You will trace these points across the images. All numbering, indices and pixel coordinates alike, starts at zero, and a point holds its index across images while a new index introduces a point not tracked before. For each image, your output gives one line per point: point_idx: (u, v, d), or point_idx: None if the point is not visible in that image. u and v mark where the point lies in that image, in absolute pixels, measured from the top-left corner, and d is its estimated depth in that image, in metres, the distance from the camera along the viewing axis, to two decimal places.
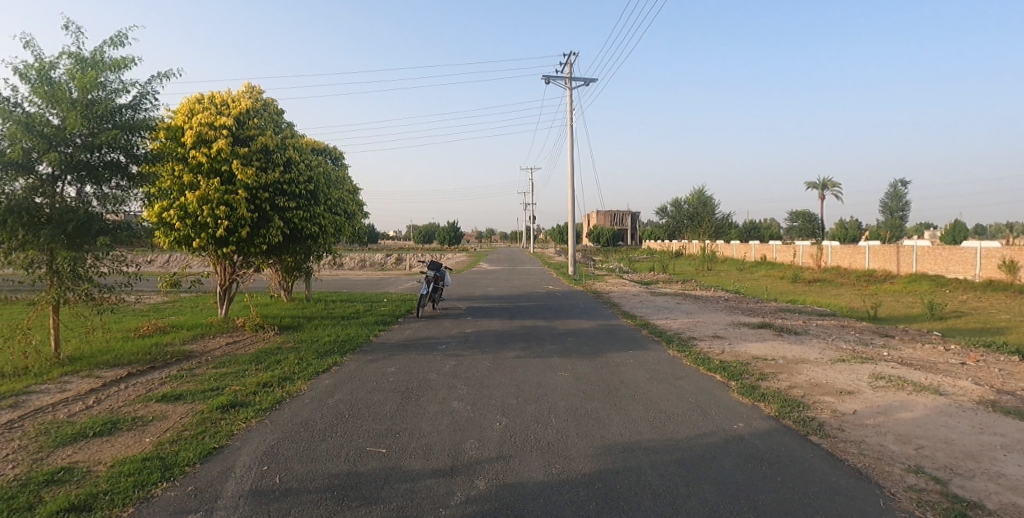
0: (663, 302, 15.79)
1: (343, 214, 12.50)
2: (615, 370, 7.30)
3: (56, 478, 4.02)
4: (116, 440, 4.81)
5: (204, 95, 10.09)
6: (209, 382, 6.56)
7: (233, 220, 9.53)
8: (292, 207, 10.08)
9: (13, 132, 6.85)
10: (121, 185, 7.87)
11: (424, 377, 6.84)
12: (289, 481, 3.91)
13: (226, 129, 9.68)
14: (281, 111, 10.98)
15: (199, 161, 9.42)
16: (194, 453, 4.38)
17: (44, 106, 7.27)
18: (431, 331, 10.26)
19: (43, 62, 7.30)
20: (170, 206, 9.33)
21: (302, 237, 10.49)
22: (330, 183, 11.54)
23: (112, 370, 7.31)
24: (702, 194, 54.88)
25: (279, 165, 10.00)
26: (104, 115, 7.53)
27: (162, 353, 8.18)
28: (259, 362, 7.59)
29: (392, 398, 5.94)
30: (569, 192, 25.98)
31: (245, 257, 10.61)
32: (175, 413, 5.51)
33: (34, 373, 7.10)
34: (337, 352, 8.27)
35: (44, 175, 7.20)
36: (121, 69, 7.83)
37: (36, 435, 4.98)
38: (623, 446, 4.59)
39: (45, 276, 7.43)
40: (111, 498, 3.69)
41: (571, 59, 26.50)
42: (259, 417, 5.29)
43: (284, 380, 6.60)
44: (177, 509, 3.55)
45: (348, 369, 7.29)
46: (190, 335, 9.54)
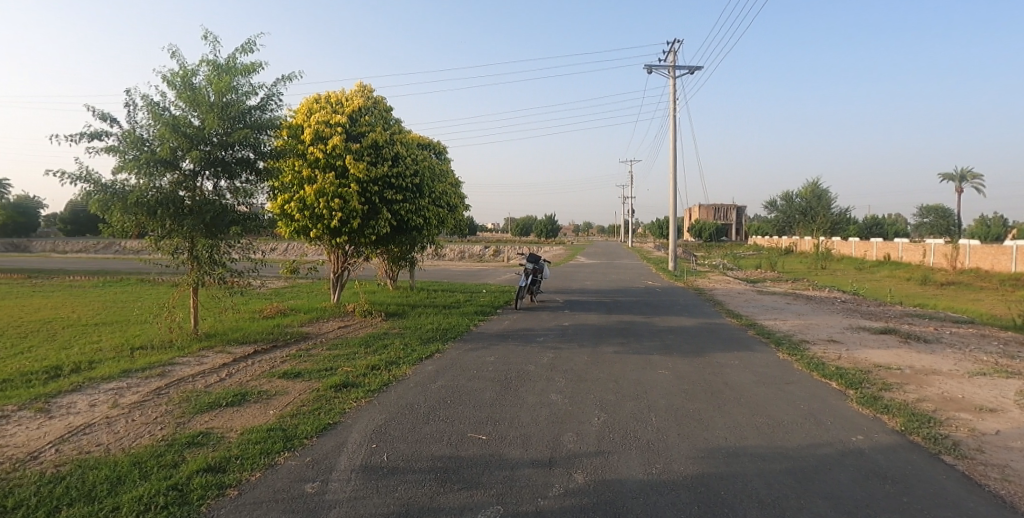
0: (772, 302, 14.94)
1: (447, 207, 12.94)
2: (719, 371, 7.02)
3: (196, 441, 4.52)
4: (244, 411, 5.30)
5: (321, 94, 10.80)
6: (324, 362, 7.07)
7: (347, 212, 10.11)
8: (399, 200, 10.59)
9: (163, 133, 7.71)
10: (249, 179, 8.64)
11: (522, 368, 6.93)
12: (396, 460, 4.12)
13: (340, 127, 10.31)
14: (390, 108, 11.52)
15: (316, 156, 10.08)
16: (311, 427, 4.72)
17: (187, 110, 8.11)
18: (529, 323, 10.39)
19: (187, 70, 8.13)
20: (291, 199, 10.05)
21: (407, 228, 11.00)
22: (435, 177, 11.98)
23: (241, 347, 8.07)
24: (816, 187, 51.36)
25: (387, 159, 10.51)
26: (237, 116, 8.27)
27: (283, 333, 8.91)
28: (367, 345, 8.05)
29: (492, 387, 6.07)
30: (671, 186, 25.22)
31: (355, 247, 11.27)
32: (295, 389, 5.97)
33: (177, 346, 8.01)
34: (440, 339, 8.58)
35: (186, 171, 8.05)
36: (251, 73, 8.54)
37: (180, 402, 5.61)
38: (728, 451, 4.40)
39: (187, 261, 8.32)
40: (241, 462, 4.08)
41: (674, 48, 25.67)
42: (369, 398, 5.61)
43: (390, 364, 6.96)
44: (297, 477, 3.86)
45: (449, 356, 7.56)
46: (307, 318, 10.30)
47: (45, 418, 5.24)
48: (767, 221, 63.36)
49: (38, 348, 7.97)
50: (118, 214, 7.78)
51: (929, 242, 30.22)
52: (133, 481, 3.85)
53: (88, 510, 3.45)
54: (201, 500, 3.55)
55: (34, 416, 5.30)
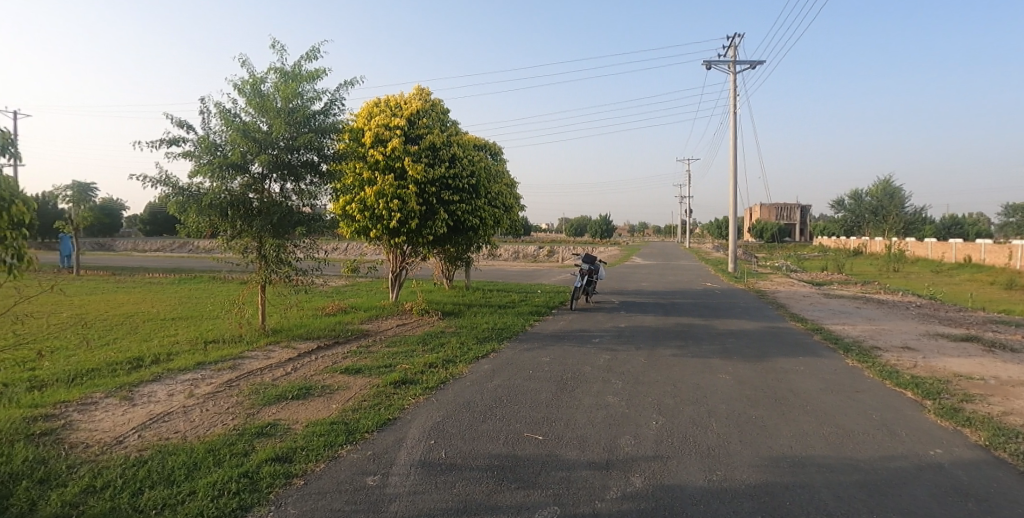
0: (839, 306, 14.28)
1: (502, 207, 13.03)
2: (783, 377, 6.78)
3: (265, 431, 4.73)
4: (309, 404, 5.51)
5: (381, 98, 11.09)
6: (384, 359, 7.26)
7: (405, 213, 10.33)
8: (456, 201, 10.74)
9: (234, 139, 8.11)
10: (313, 182, 8.97)
11: (578, 369, 6.90)
12: (453, 457, 4.18)
13: (399, 130, 10.55)
14: (447, 110, 11.69)
15: (376, 159, 10.35)
16: (373, 422, 4.87)
17: (256, 116, 8.49)
18: (585, 324, 10.33)
19: (256, 77, 8.51)
20: (352, 200, 10.37)
21: (463, 229, 11.15)
22: (491, 178, 12.09)
23: (305, 343, 8.40)
24: (889, 185, 48.74)
25: (444, 161, 10.69)
26: (302, 121, 8.60)
27: (344, 330, 9.20)
28: (425, 343, 8.21)
29: (548, 387, 6.08)
30: (732, 184, 24.51)
31: (413, 247, 11.50)
32: (356, 385, 6.16)
33: (246, 340, 8.41)
34: (495, 339, 8.65)
35: (255, 174, 8.43)
36: (315, 80, 8.85)
37: (249, 394, 5.88)
38: (793, 460, 4.24)
39: (255, 260, 8.71)
40: (307, 454, 4.24)
41: (735, 42, 24.94)
42: (427, 395, 5.73)
43: (447, 362, 7.08)
44: (359, 469, 3.98)
45: (505, 355, 7.61)
46: (367, 316, 10.61)
47: (128, 406, 5.60)
48: (834, 221, 60.61)
49: (122, 340, 8.54)
50: (194, 215, 8.24)
51: (1015, 243, 28.16)
52: (208, 467, 4.07)
53: (167, 493, 3.67)
54: (270, 488, 3.71)
55: (118, 403, 5.68)
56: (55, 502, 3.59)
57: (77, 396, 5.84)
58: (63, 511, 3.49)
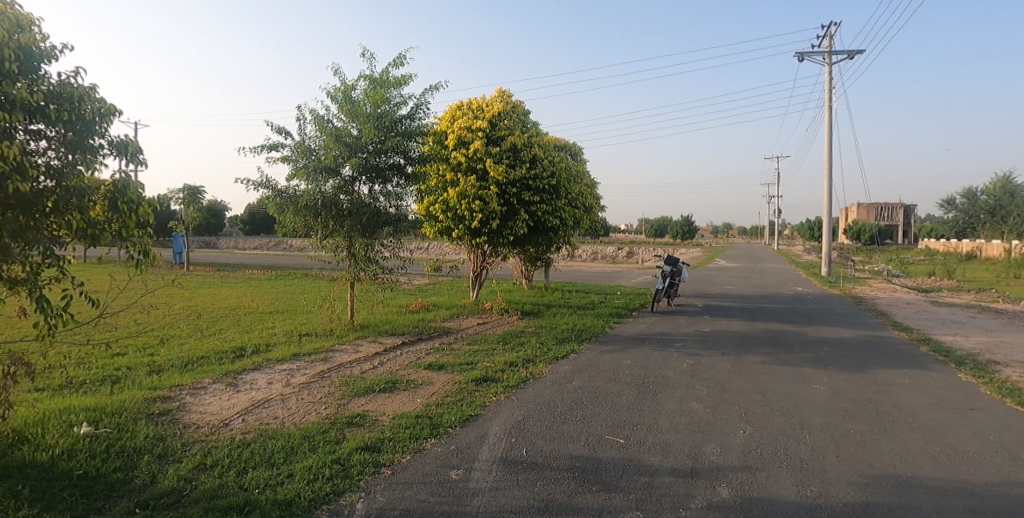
0: (950, 315, 13.13)
1: (582, 207, 12.97)
2: (885, 390, 6.33)
3: (355, 421, 4.98)
4: (395, 397, 5.74)
5: (464, 101, 11.35)
6: (465, 356, 7.43)
7: (486, 213, 10.51)
8: (536, 201, 10.80)
9: (328, 143, 8.57)
10: (399, 183, 9.32)
11: (660, 373, 6.76)
12: (534, 455, 4.22)
13: (481, 132, 10.75)
14: (528, 111, 11.79)
15: (459, 161, 10.60)
16: (455, 417, 5.00)
17: (347, 121, 8.92)
18: (666, 327, 10.10)
19: (347, 85, 8.95)
20: (436, 201, 10.68)
21: (543, 229, 11.21)
22: (571, 178, 12.07)
23: (391, 339, 8.74)
24: (1009, 182, 44.24)
25: (525, 162, 10.79)
26: (390, 125, 8.95)
27: (427, 327, 9.50)
28: (505, 342, 8.32)
29: (629, 390, 6.00)
30: (826, 183, 23.11)
31: (493, 247, 11.67)
32: (439, 381, 6.34)
33: (337, 334, 8.87)
34: (575, 340, 8.62)
35: (346, 177, 8.86)
36: (402, 85, 9.19)
37: (340, 385, 6.19)
38: (897, 480, 3.96)
39: (346, 258, 9.16)
40: (393, 445, 4.42)
41: (831, 32, 23.50)
42: (507, 393, 5.81)
43: (527, 362, 7.14)
44: (443, 463, 4.11)
45: (585, 357, 7.58)
46: (449, 314, 10.88)
47: (233, 392, 6.05)
48: (944, 222, 55.72)
49: (227, 331, 9.23)
50: (291, 216, 8.78)
51: None
52: (303, 452, 4.33)
53: (268, 474, 3.94)
54: (360, 476, 3.90)
55: (225, 389, 6.15)
56: (172, 477, 3.95)
57: (189, 380, 6.39)
58: (179, 485, 3.84)
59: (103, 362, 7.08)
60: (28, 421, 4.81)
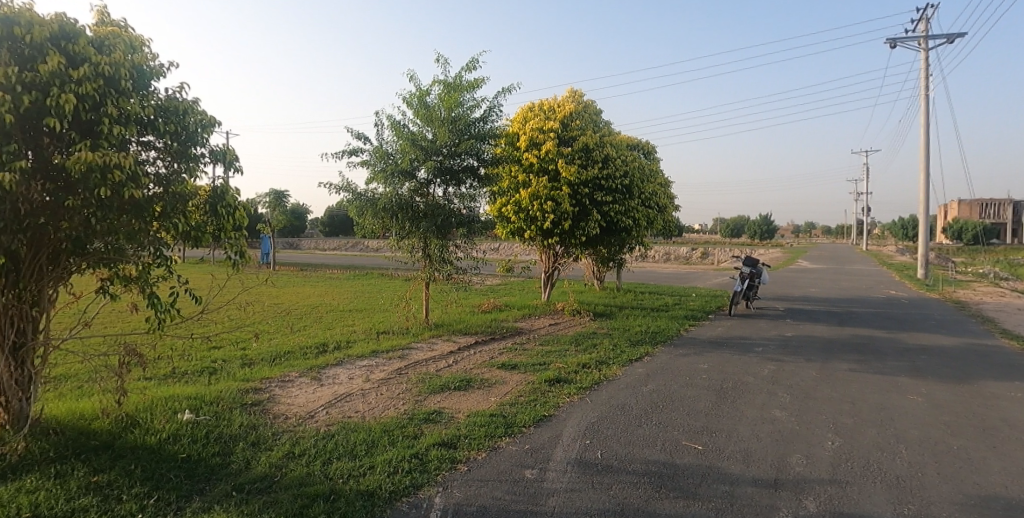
0: None
1: (656, 207, 12.71)
2: (993, 403, 5.82)
3: (431, 418, 5.13)
4: (470, 395, 5.85)
5: (535, 102, 11.40)
6: (538, 357, 7.46)
7: (558, 214, 10.50)
8: (609, 202, 10.69)
9: (405, 148, 8.84)
10: (473, 185, 9.48)
11: (740, 379, 6.53)
12: (609, 458, 4.19)
13: (553, 132, 10.76)
14: (600, 111, 11.69)
15: (531, 162, 10.65)
16: (529, 417, 5.04)
17: (422, 126, 9.17)
18: (745, 331, 9.73)
19: (422, 90, 9.20)
20: (508, 202, 10.79)
21: (616, 230, 11.08)
22: (644, 178, 11.87)
23: (464, 338, 8.92)
24: None
25: (597, 161, 10.70)
26: (464, 128, 9.12)
27: (499, 327, 9.61)
28: (577, 344, 8.29)
29: (707, 396, 5.83)
30: (923, 179, 21.50)
31: (565, 248, 11.65)
32: (512, 380, 6.41)
33: (413, 333, 9.14)
34: (649, 342, 8.47)
35: (422, 180, 9.10)
36: (475, 89, 9.34)
37: (416, 382, 6.38)
38: (1008, 502, 3.64)
39: (421, 259, 9.42)
40: (469, 442, 4.51)
41: (927, 15, 21.81)
42: (581, 395, 5.80)
43: (601, 363, 7.09)
44: (518, 461, 4.15)
45: (659, 360, 7.43)
46: (521, 314, 10.97)
47: (317, 385, 6.37)
48: None
49: (311, 328, 9.72)
50: (370, 217, 9.13)
51: None
52: (384, 446, 4.50)
53: (351, 465, 4.12)
54: (437, 471, 4.01)
55: (310, 383, 6.49)
56: (264, 463, 4.20)
57: (278, 374, 6.78)
58: (271, 471, 4.08)
59: (202, 354, 7.64)
60: (139, 407, 5.26)
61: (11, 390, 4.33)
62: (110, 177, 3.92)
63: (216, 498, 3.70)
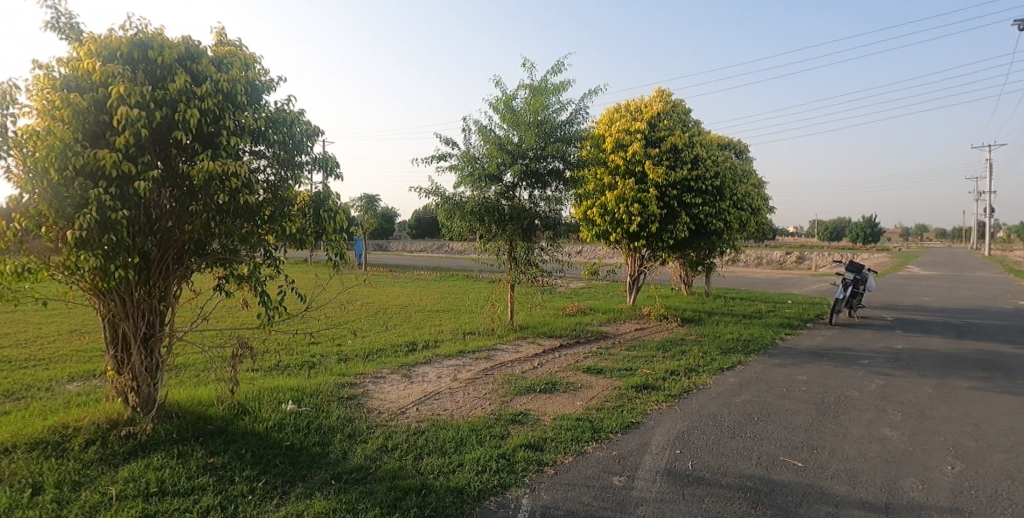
0: None
1: (749, 209, 12.16)
2: None
3: (518, 419, 5.18)
4: (556, 398, 5.86)
5: (621, 103, 11.25)
6: (624, 362, 7.35)
7: (645, 217, 10.30)
8: (698, 204, 10.35)
9: (492, 152, 8.98)
10: (559, 188, 9.49)
11: (843, 393, 6.12)
12: (701, 470, 4.06)
13: (640, 133, 10.56)
14: (689, 110, 11.34)
15: (617, 164, 10.51)
16: (617, 423, 4.97)
17: (509, 130, 9.27)
18: (849, 342, 9.10)
19: (508, 95, 9.32)
20: (593, 205, 10.73)
21: (706, 233, 10.71)
22: (736, 179, 11.39)
23: (549, 340, 8.94)
24: None
25: (686, 162, 10.39)
26: (550, 131, 9.15)
27: (584, 331, 9.56)
28: (665, 350, 8.08)
29: (806, 409, 5.51)
30: None
31: (652, 251, 11.39)
32: (598, 385, 6.35)
33: (498, 334, 9.27)
34: (742, 351, 8.11)
35: (508, 183, 9.21)
36: (561, 92, 9.34)
37: (503, 383, 6.47)
38: None
39: (507, 261, 9.55)
40: (556, 445, 4.51)
41: None
42: (670, 402, 5.65)
43: (690, 371, 6.87)
44: (605, 467, 4.11)
45: (753, 369, 7.11)
46: (606, 318, 10.84)
47: (408, 383, 6.60)
48: None
49: (401, 327, 10.10)
50: (458, 220, 9.34)
51: None
52: (472, 444, 4.59)
53: (441, 461, 4.24)
54: (524, 472, 4.05)
55: (402, 380, 6.74)
56: (361, 455, 4.41)
57: (372, 370, 7.10)
58: (367, 463, 4.28)
59: (303, 349, 8.14)
60: (249, 396, 5.68)
61: (142, 376, 4.81)
62: (228, 184, 4.27)
63: (317, 485, 3.93)
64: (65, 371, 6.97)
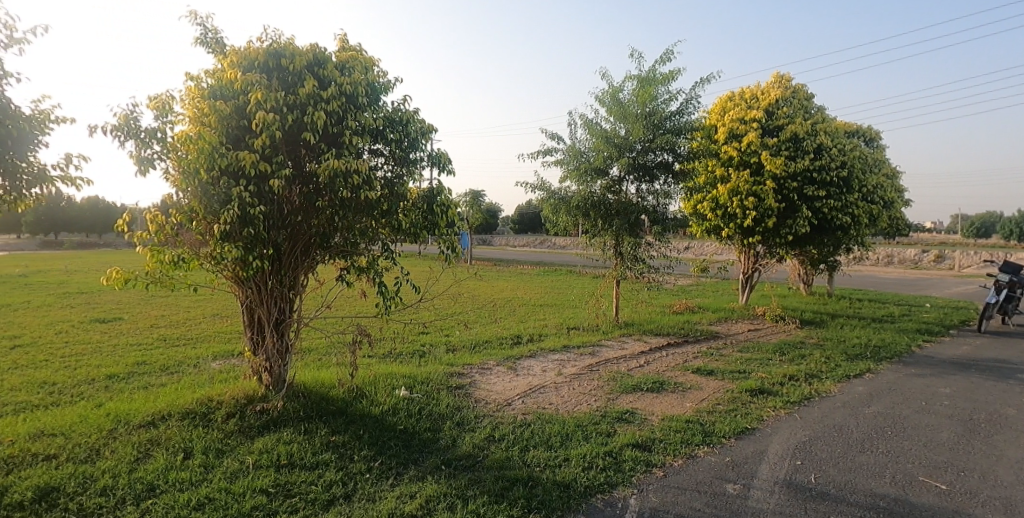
0: None
1: (881, 202, 11.10)
2: None
3: (625, 417, 5.09)
4: (664, 398, 5.69)
5: (735, 91, 10.68)
6: (737, 364, 6.99)
7: (761, 211, 9.72)
8: (822, 196, 9.60)
9: (598, 145, 8.86)
10: (667, 182, 9.20)
11: (997, 410, 5.42)
12: (826, 484, 3.77)
13: (756, 122, 9.96)
14: (812, 95, 10.54)
15: (730, 155, 9.99)
16: (730, 427, 4.74)
17: (615, 123, 9.10)
18: (1003, 352, 8.06)
19: (615, 87, 9.15)
20: (704, 199, 10.30)
21: (830, 228, 9.93)
22: (866, 169, 10.43)
23: (655, 338, 8.71)
24: None
25: (809, 152, 9.66)
26: (659, 123, 8.87)
27: (693, 330, 9.20)
28: (783, 353, 7.59)
29: (951, 426, 4.94)
30: None
31: (768, 247, 10.74)
32: (709, 387, 6.09)
33: (603, 330, 9.17)
34: (872, 357, 7.43)
35: (614, 177, 9.05)
36: (670, 81, 9.03)
37: (608, 380, 6.39)
38: None
39: (613, 257, 9.41)
40: (665, 446, 4.39)
41: None
42: (789, 409, 5.30)
43: (811, 377, 6.41)
44: (718, 474, 3.94)
45: (885, 379, 6.49)
46: (716, 317, 10.37)
47: (513, 375, 6.70)
48: None
49: (506, 320, 10.27)
50: (563, 215, 9.33)
51: None
52: (578, 440, 4.58)
53: (547, 455, 4.26)
54: (632, 472, 3.97)
55: (507, 372, 6.86)
56: (469, 443, 4.55)
57: (478, 361, 7.29)
58: (475, 451, 4.40)
59: (414, 338, 8.51)
60: (366, 381, 6.03)
61: (274, 358, 5.25)
62: (351, 181, 4.55)
63: (429, 469, 4.10)
64: (210, 350, 7.78)
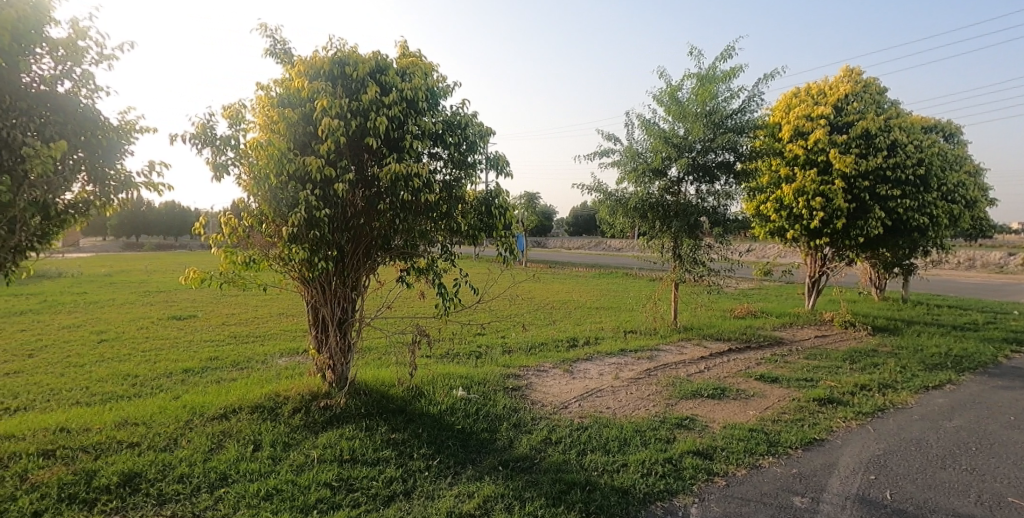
0: None
1: (963, 202, 10.40)
2: None
3: (685, 424, 4.98)
4: (725, 405, 5.53)
5: (801, 87, 10.27)
6: (804, 372, 6.71)
7: (829, 212, 9.31)
8: (897, 195, 9.09)
9: (656, 146, 8.71)
10: (728, 182, 8.94)
11: None
12: (903, 502, 3.57)
13: (823, 119, 9.54)
14: (886, 89, 10.00)
15: (795, 154, 9.62)
16: (797, 438, 4.56)
17: (674, 123, 8.92)
18: None
19: (673, 86, 8.97)
20: (767, 199, 9.96)
21: (906, 229, 9.39)
22: (946, 166, 9.81)
23: (716, 344, 8.48)
24: None
25: (882, 149, 9.17)
26: (719, 121, 8.63)
27: (755, 335, 8.90)
28: (854, 361, 7.23)
29: None
30: None
31: (837, 250, 10.27)
32: (773, 394, 5.88)
33: (661, 334, 9.00)
34: (952, 367, 6.98)
35: (673, 178, 8.87)
36: (731, 78, 8.77)
37: (667, 385, 6.27)
38: None
39: (671, 259, 9.23)
40: (727, 455, 4.26)
41: None
42: (861, 421, 5.04)
43: (885, 387, 6.08)
44: (784, 485, 3.80)
45: (968, 390, 6.08)
46: (780, 322, 10.00)
47: (570, 378, 6.67)
48: None
49: (562, 322, 10.24)
50: (621, 217, 9.23)
51: None
52: (636, 445, 4.51)
53: (605, 460, 4.22)
54: (692, 480, 3.88)
55: (563, 375, 6.83)
56: (526, 445, 4.56)
57: (535, 363, 7.29)
58: (531, 453, 4.40)
59: (471, 339, 8.60)
60: (425, 380, 6.14)
61: (337, 356, 5.42)
62: (411, 184, 4.65)
63: (486, 470, 4.13)
64: (278, 348, 8.12)
